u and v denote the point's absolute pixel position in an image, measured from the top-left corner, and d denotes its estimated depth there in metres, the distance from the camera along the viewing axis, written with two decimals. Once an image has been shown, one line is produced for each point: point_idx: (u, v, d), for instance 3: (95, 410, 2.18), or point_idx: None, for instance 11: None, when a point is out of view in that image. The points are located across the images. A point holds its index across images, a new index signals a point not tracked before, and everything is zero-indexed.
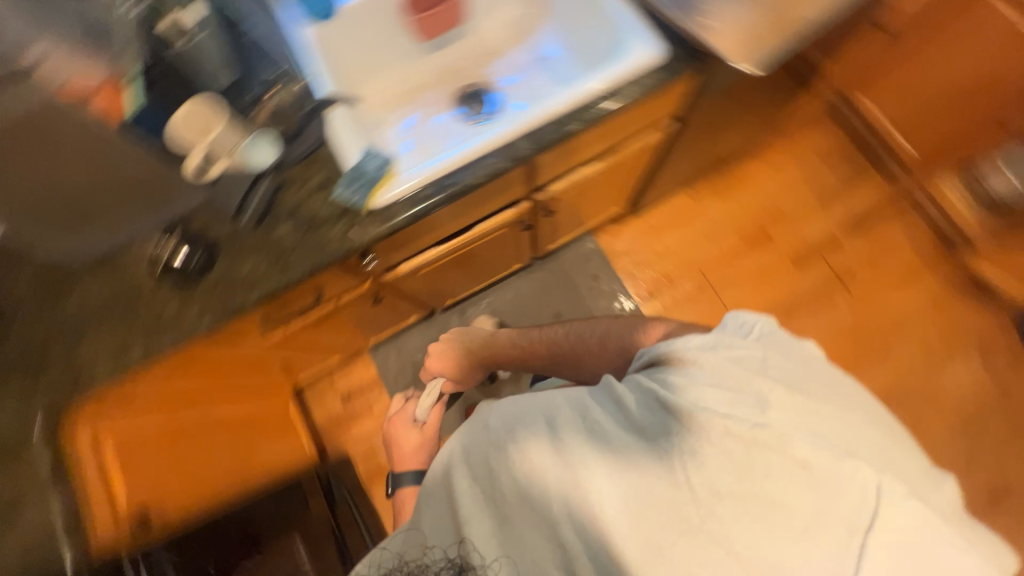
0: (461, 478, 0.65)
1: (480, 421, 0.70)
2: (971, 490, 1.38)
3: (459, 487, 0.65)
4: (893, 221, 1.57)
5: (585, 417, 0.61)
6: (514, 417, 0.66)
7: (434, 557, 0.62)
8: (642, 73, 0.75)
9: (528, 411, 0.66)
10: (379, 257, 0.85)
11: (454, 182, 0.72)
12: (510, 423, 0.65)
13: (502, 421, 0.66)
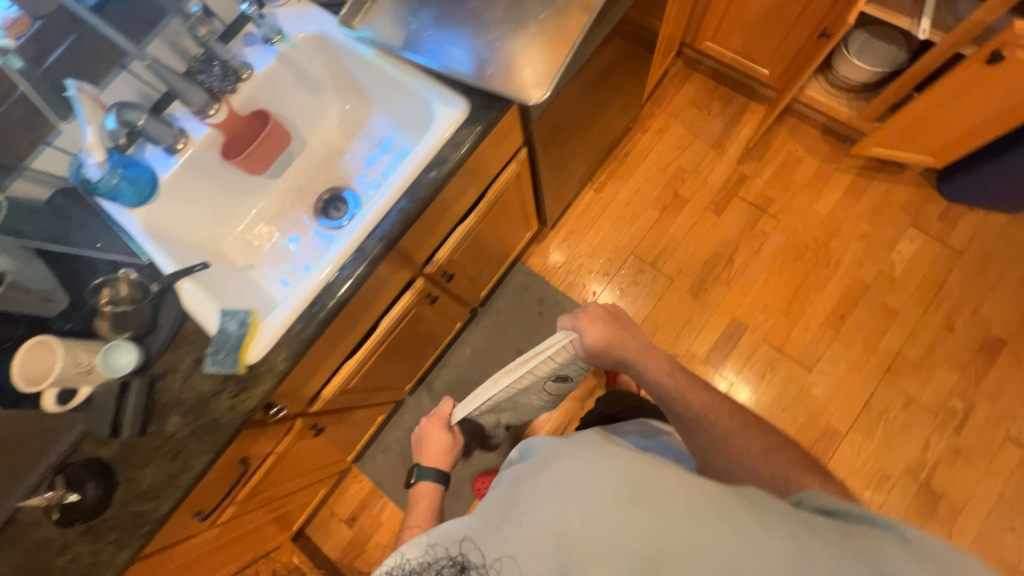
0: (570, 524, 0.52)
1: (588, 473, 0.56)
2: (954, 359, 1.37)
3: (557, 530, 0.53)
4: (785, 136, 1.61)
5: (745, 532, 0.46)
6: (638, 510, 0.50)
7: (442, 562, 0.61)
8: (458, 132, 0.75)
9: (652, 505, 0.50)
10: (290, 399, 0.82)
11: (319, 309, 0.70)
12: (632, 512, 0.50)
13: (624, 502, 0.52)
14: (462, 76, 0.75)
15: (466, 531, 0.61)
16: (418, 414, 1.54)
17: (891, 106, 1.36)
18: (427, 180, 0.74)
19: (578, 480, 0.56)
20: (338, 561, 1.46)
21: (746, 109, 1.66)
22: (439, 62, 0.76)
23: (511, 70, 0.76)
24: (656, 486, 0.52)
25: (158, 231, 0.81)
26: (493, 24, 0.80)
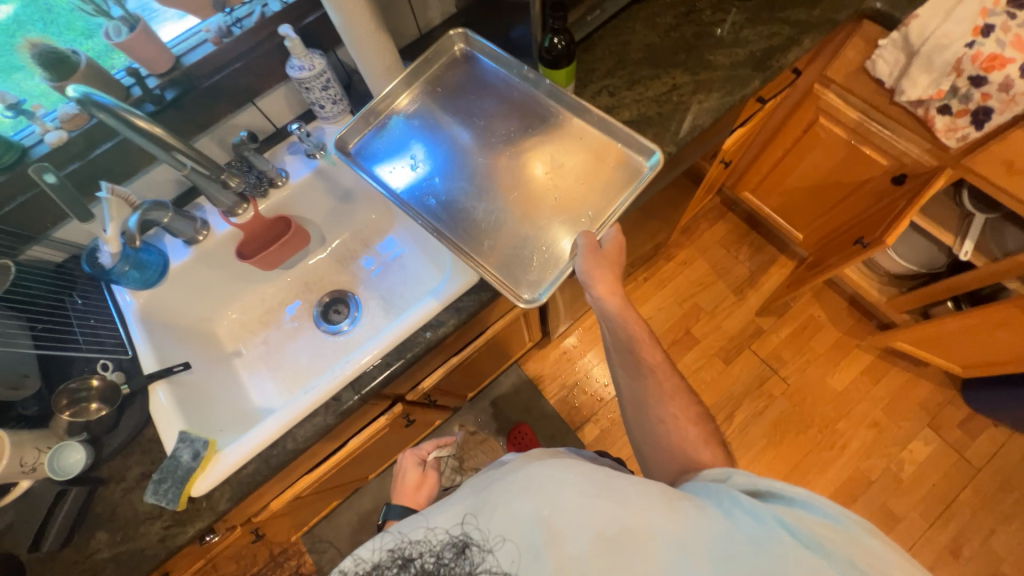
0: (549, 509, 0.52)
1: (580, 467, 0.55)
2: None
3: (543, 519, 0.51)
4: (809, 299, 1.58)
5: (693, 518, 0.48)
6: (606, 503, 0.51)
7: (433, 542, 0.56)
8: (464, 299, 0.74)
9: (618, 499, 0.51)
10: (229, 521, 0.77)
11: (276, 455, 0.68)
12: (606, 503, 0.51)
13: (591, 497, 0.51)
14: (457, 253, 0.72)
15: (458, 514, 0.56)
16: (378, 499, 1.48)
17: (922, 305, 1.31)
18: (419, 340, 0.73)
19: (559, 469, 0.55)
20: None
21: (775, 262, 1.64)
22: (435, 225, 0.74)
23: (510, 253, 0.72)
24: (619, 482, 0.52)
25: (152, 318, 0.81)
26: (506, 190, 0.76)
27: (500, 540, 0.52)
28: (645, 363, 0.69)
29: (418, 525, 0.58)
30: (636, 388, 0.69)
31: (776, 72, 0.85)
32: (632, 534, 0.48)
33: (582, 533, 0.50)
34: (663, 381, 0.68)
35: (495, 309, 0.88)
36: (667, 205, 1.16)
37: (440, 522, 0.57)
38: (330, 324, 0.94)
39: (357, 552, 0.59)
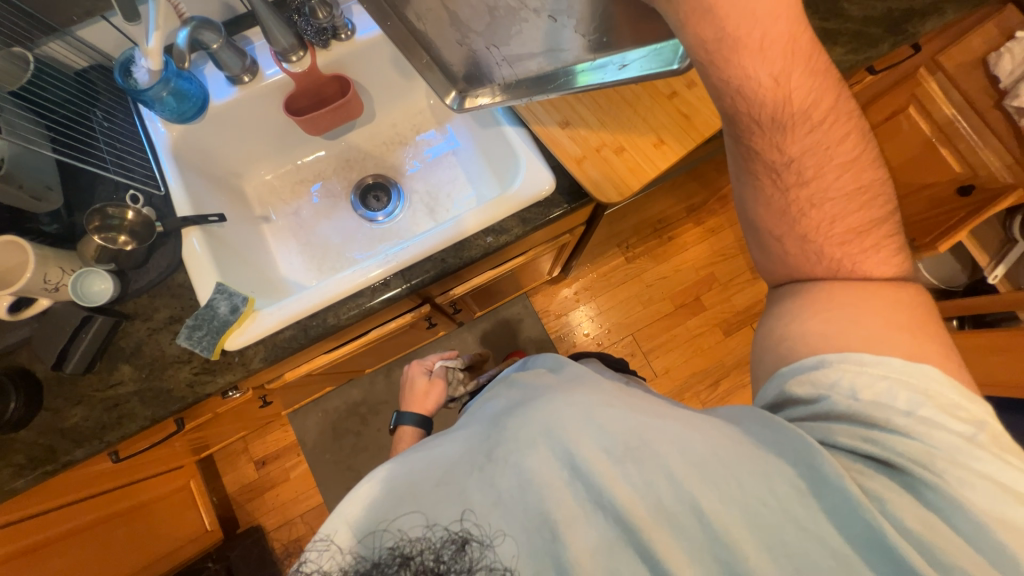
0: (558, 480, 0.42)
1: (588, 422, 0.44)
2: None
3: (552, 496, 0.41)
4: None
5: (740, 481, 0.40)
6: (627, 469, 0.41)
7: (432, 535, 0.42)
8: (532, 210, 0.70)
9: (641, 465, 0.41)
10: (249, 382, 0.76)
11: (317, 326, 0.66)
12: (626, 468, 0.41)
13: (620, 454, 0.42)
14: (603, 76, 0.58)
15: (455, 492, 0.44)
16: (367, 393, 1.51)
17: None
18: (478, 243, 0.70)
19: (560, 426, 0.44)
20: (232, 495, 1.46)
21: None
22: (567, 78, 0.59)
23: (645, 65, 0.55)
24: (650, 434, 0.43)
25: (185, 157, 0.74)
26: None
27: (510, 531, 0.41)
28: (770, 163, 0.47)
29: (409, 509, 0.44)
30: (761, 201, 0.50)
31: (910, 38, 0.77)
32: (665, 510, 0.40)
33: (601, 510, 0.40)
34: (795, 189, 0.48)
35: (549, 231, 0.85)
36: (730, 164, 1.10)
37: (438, 509, 0.43)
38: (368, 209, 0.89)
39: (347, 538, 0.45)
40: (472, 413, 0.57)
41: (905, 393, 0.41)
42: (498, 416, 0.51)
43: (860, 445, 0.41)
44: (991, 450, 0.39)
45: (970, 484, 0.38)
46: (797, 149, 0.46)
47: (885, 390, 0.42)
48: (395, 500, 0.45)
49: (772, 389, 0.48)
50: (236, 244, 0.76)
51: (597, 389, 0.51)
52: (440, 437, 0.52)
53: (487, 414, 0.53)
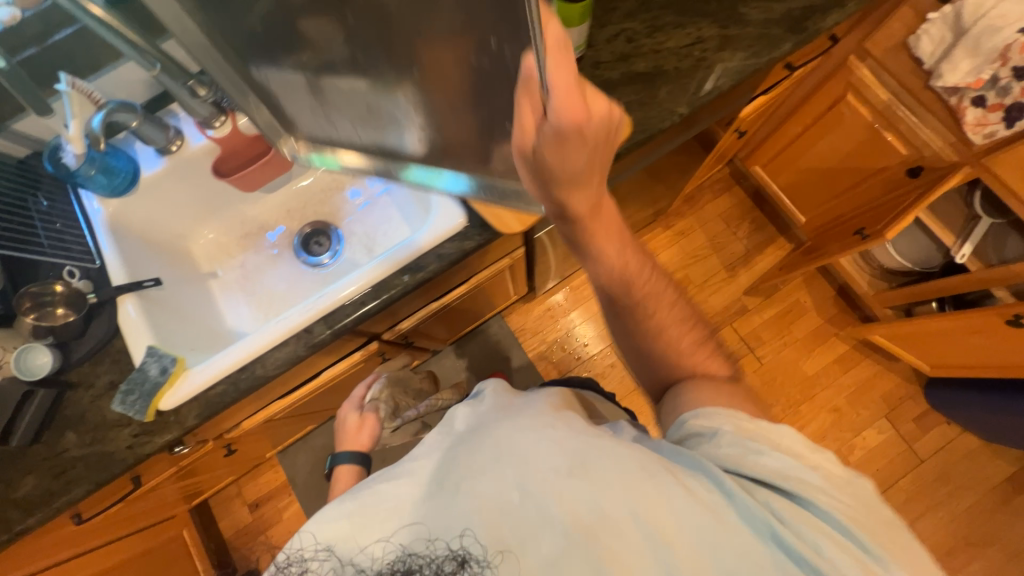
0: (513, 497, 0.47)
1: (540, 441, 0.49)
2: None
3: (514, 511, 0.46)
4: (799, 284, 1.58)
5: (669, 493, 0.44)
6: (575, 484, 0.45)
7: (434, 549, 0.48)
8: (446, 245, 0.72)
9: (590, 480, 0.46)
10: (199, 435, 0.79)
11: (247, 377, 0.69)
12: (573, 485, 0.45)
13: (572, 470, 0.47)
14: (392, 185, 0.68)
15: (438, 506, 0.49)
16: None
17: (906, 304, 1.31)
18: (396, 282, 0.72)
19: (517, 449, 0.49)
20: (229, 540, 1.48)
21: (772, 243, 1.62)
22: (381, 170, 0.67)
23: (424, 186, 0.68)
24: (595, 452, 0.47)
25: (123, 228, 0.79)
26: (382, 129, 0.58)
27: (490, 545, 0.45)
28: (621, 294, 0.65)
29: (411, 522, 0.50)
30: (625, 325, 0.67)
31: (812, 34, 0.78)
32: (608, 518, 0.44)
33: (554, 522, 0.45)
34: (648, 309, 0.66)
35: (480, 260, 0.86)
36: (672, 171, 1.10)
37: (436, 528, 0.48)
38: (311, 254, 0.92)
39: (354, 551, 0.50)
40: (442, 422, 0.61)
41: (761, 429, 0.51)
42: (464, 437, 0.55)
43: (748, 466, 0.47)
44: (830, 476, 0.47)
45: (826, 501, 0.44)
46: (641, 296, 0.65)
47: (753, 429, 0.50)
48: (388, 517, 0.50)
49: (676, 432, 0.56)
50: (178, 305, 0.80)
51: (547, 407, 0.56)
52: (415, 454, 0.56)
53: (453, 431, 0.57)
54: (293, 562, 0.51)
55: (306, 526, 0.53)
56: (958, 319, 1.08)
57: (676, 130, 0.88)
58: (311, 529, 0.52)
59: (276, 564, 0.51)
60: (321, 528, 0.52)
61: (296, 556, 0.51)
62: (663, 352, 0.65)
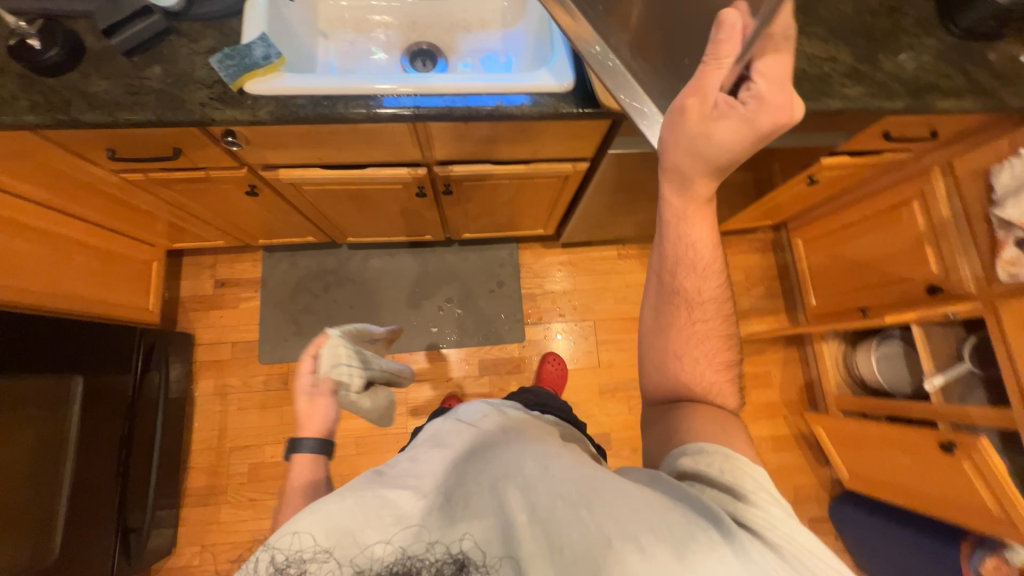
0: (517, 520, 0.46)
1: (549, 463, 0.50)
2: None
3: (515, 533, 0.46)
4: (777, 360, 1.66)
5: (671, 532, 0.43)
6: (578, 515, 0.45)
7: (432, 553, 0.47)
8: (545, 97, 0.79)
9: (591, 508, 0.45)
10: (250, 148, 0.85)
11: (325, 106, 0.75)
12: (578, 511, 0.45)
13: (573, 502, 0.46)
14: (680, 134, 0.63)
15: (442, 522, 0.49)
16: (339, 264, 1.58)
17: (860, 412, 1.40)
18: (486, 105, 0.78)
19: (518, 468, 0.50)
20: (182, 299, 1.52)
21: (774, 314, 1.70)
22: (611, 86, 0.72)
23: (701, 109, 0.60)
24: (599, 486, 0.47)
25: None
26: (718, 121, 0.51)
27: (487, 548, 0.47)
28: (691, 280, 0.60)
29: (398, 523, 0.49)
30: (665, 309, 0.62)
31: (925, 106, 0.85)
32: (607, 549, 0.43)
33: (561, 552, 0.44)
34: (704, 295, 0.60)
35: (552, 141, 0.93)
36: (736, 182, 1.17)
37: (434, 530, 0.48)
38: (414, 67, 0.98)
39: (349, 551, 0.47)
40: (445, 425, 0.63)
41: (717, 475, 0.50)
42: (469, 452, 0.56)
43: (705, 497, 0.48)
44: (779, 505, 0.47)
45: (780, 536, 0.44)
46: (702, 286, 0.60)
47: (725, 477, 0.50)
48: (377, 527, 0.49)
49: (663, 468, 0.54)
50: (291, 33, 0.86)
51: (550, 441, 0.57)
52: (417, 469, 0.56)
53: (447, 445, 0.59)
54: (293, 562, 0.47)
55: (299, 525, 0.48)
56: (896, 429, 1.17)
57: None
58: (300, 527, 0.48)
59: (271, 563, 0.47)
60: (315, 526, 0.48)
61: (293, 556, 0.47)
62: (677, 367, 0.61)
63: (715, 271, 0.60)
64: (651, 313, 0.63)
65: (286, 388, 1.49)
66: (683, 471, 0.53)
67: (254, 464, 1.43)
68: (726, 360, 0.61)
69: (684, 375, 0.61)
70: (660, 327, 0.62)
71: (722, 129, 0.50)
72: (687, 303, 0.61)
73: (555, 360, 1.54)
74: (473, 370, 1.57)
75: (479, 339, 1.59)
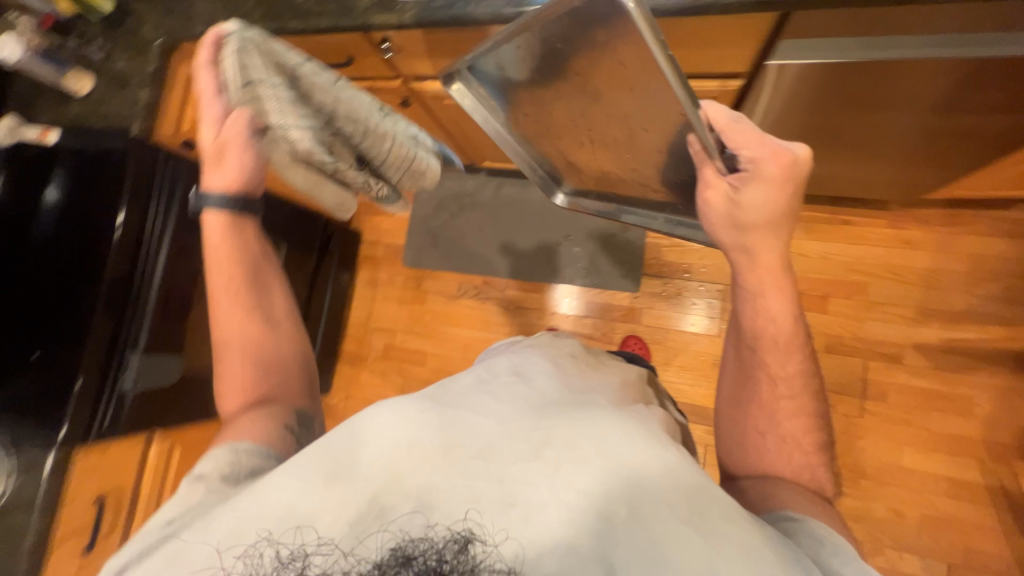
0: (618, 517, 0.44)
1: (651, 456, 0.48)
2: None
3: (612, 533, 0.44)
4: (990, 386, 1.21)
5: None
6: (688, 536, 0.43)
7: (433, 536, 0.45)
8: None
9: (701, 535, 0.43)
10: (402, 57, 0.96)
11: (461, 8, 0.79)
12: (687, 535, 0.43)
13: (675, 514, 0.44)
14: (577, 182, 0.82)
15: (497, 489, 0.46)
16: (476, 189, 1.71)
17: None
18: None
19: (617, 453, 0.47)
20: None
21: (1006, 324, 1.22)
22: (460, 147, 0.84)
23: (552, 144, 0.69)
24: (707, 506, 0.45)
25: None
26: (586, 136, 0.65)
27: (511, 553, 0.43)
28: (779, 365, 0.65)
29: (409, 509, 0.46)
30: (754, 388, 0.66)
31: None
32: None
33: (657, 573, 0.42)
34: (791, 369, 0.66)
35: (697, 47, 0.80)
36: (975, 123, 0.86)
37: (439, 510, 0.46)
38: None
39: (352, 540, 0.45)
40: (502, 364, 0.63)
41: (845, 548, 0.48)
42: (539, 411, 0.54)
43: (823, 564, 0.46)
44: None
45: None
46: (792, 367, 0.65)
47: (844, 553, 0.47)
48: (427, 476, 0.47)
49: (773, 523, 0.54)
50: None
51: (636, 419, 0.54)
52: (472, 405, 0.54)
53: (510, 389, 0.58)
54: (295, 558, 0.45)
55: (302, 520, 0.46)
56: None
57: None
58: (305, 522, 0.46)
59: (274, 558, 0.45)
60: (319, 521, 0.46)
61: (297, 550, 0.45)
62: (763, 444, 0.64)
63: (795, 351, 0.66)
64: (737, 395, 0.69)
65: (419, 290, 1.73)
66: (801, 531, 0.51)
67: (387, 345, 1.74)
68: (817, 444, 0.64)
69: (772, 452, 0.64)
70: (744, 402, 0.67)
71: (757, 195, 0.61)
72: (771, 383, 0.66)
73: (638, 343, 1.44)
74: (581, 310, 1.56)
75: (593, 280, 1.56)
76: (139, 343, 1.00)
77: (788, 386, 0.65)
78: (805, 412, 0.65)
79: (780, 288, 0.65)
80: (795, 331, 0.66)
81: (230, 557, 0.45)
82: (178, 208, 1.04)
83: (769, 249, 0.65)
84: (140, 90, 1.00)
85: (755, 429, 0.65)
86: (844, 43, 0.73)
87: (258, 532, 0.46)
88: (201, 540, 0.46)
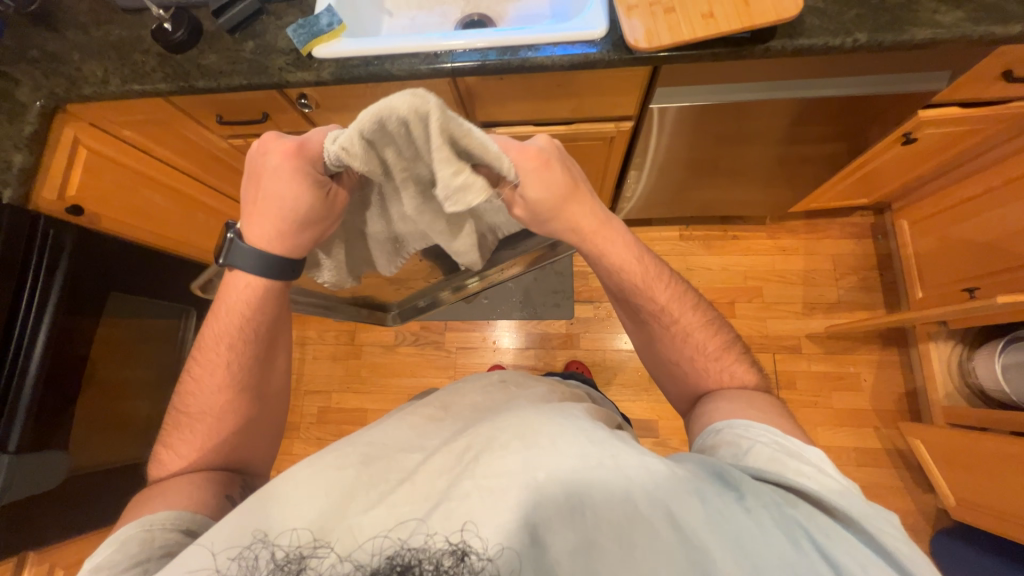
0: (541, 483, 0.43)
1: (559, 426, 0.48)
2: None
3: (543, 501, 0.43)
4: (869, 362, 1.43)
5: (705, 499, 0.43)
6: (603, 481, 0.44)
7: (432, 546, 0.42)
8: (576, 47, 0.81)
9: (616, 477, 0.44)
10: (320, 112, 0.99)
11: (376, 65, 0.84)
12: (604, 479, 0.44)
13: (593, 468, 0.44)
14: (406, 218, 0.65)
15: (428, 497, 0.45)
16: None
17: (976, 426, 1.16)
18: (517, 55, 0.82)
19: (530, 432, 0.47)
20: None
21: (868, 308, 1.47)
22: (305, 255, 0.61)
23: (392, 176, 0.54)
24: (618, 452, 0.45)
25: None
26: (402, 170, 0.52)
27: (493, 539, 0.41)
28: (653, 303, 0.62)
29: (399, 521, 0.44)
30: (645, 331, 0.65)
31: None
32: (640, 519, 0.42)
33: (585, 523, 0.42)
34: (666, 292, 0.62)
35: (592, 97, 0.93)
36: (812, 149, 1.08)
37: (419, 511, 0.44)
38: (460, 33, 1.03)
39: (349, 545, 0.43)
40: (429, 400, 0.66)
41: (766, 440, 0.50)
42: (468, 424, 0.55)
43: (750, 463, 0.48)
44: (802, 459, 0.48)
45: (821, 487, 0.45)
46: (663, 297, 0.62)
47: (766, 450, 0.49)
48: (377, 503, 0.46)
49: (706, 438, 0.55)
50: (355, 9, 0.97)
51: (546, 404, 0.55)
52: (394, 445, 0.54)
53: (430, 422, 0.59)
54: (292, 559, 0.43)
55: (298, 520, 0.45)
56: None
57: (844, 72, 0.86)
58: (307, 521, 0.45)
59: (269, 560, 0.43)
60: (316, 521, 0.45)
61: (293, 553, 0.43)
62: (686, 368, 0.64)
63: (661, 280, 0.62)
64: (640, 337, 0.67)
65: (354, 344, 1.65)
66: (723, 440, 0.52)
67: (323, 408, 1.61)
68: (724, 337, 0.65)
69: (691, 368, 0.64)
70: (647, 345, 0.66)
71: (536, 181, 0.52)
72: (660, 318, 0.63)
73: (579, 367, 1.50)
74: (522, 342, 1.60)
75: (530, 313, 1.61)
76: (9, 446, 0.83)
77: (672, 306, 0.63)
78: (701, 320, 0.64)
79: (616, 232, 0.59)
80: (645, 255, 0.62)
81: (226, 559, 0.43)
82: (59, 286, 0.91)
83: (586, 213, 0.57)
84: (13, 154, 0.90)
85: (670, 360, 0.65)
86: (699, 87, 0.90)
87: (253, 533, 0.44)
88: (198, 548, 0.44)
